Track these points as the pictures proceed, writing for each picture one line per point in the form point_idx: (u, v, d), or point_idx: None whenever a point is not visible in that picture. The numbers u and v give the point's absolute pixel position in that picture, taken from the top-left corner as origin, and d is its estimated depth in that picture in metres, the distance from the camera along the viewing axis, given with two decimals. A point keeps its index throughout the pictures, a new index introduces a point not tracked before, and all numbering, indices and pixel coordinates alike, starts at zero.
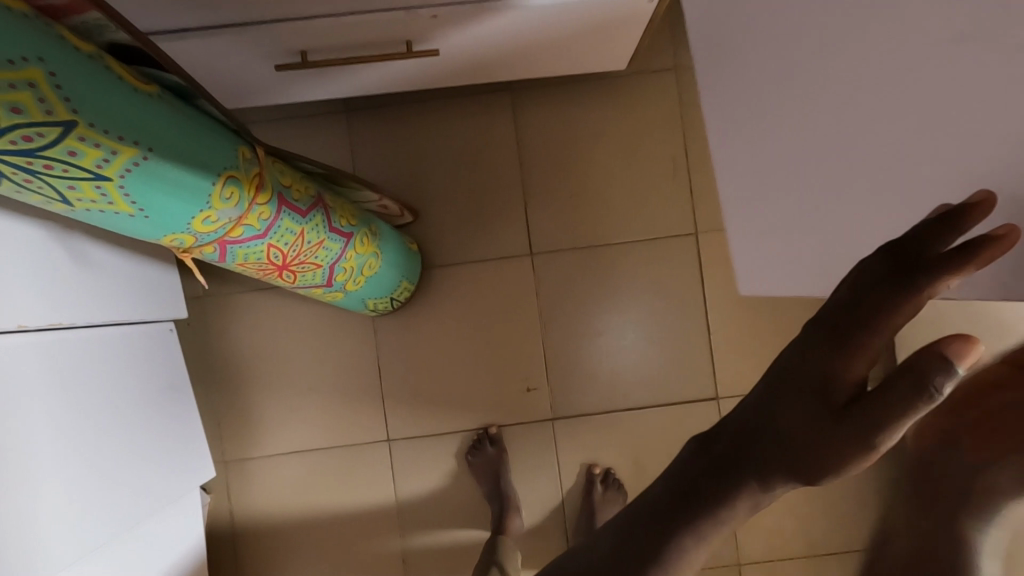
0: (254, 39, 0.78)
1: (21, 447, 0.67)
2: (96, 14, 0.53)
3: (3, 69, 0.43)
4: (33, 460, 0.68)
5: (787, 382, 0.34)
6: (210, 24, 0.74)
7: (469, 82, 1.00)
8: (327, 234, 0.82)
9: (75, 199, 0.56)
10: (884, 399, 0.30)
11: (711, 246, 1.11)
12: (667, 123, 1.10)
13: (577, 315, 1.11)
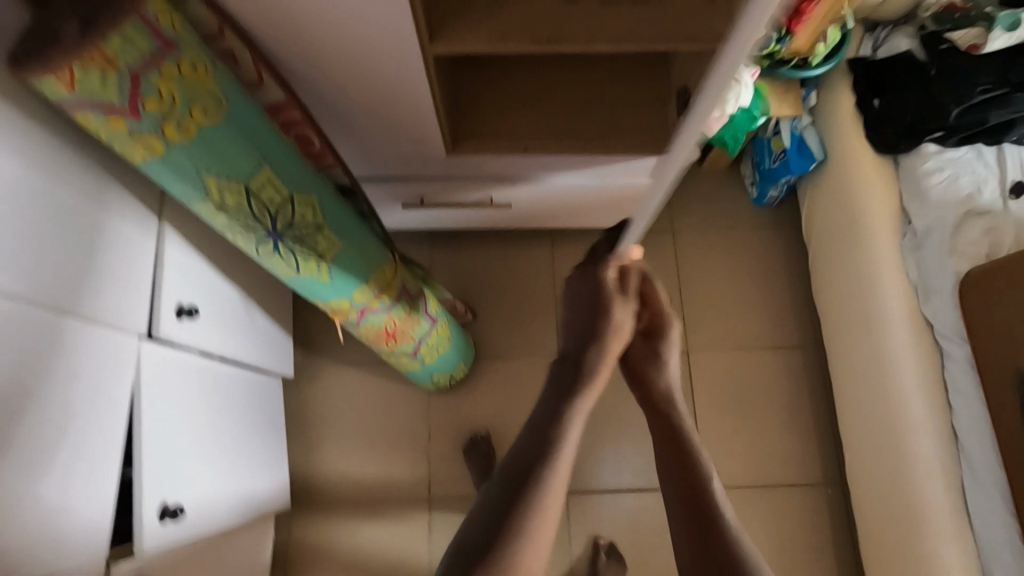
0: (395, 186, 1.18)
1: (198, 431, 0.93)
2: (340, 172, 0.94)
3: (300, 192, 0.82)
4: (201, 443, 0.94)
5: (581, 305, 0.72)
6: (365, 178, 1.16)
7: (524, 224, 1.40)
8: (423, 317, 1.14)
9: (303, 272, 0.89)
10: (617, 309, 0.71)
11: (700, 362, 1.41)
12: (665, 265, 1.47)
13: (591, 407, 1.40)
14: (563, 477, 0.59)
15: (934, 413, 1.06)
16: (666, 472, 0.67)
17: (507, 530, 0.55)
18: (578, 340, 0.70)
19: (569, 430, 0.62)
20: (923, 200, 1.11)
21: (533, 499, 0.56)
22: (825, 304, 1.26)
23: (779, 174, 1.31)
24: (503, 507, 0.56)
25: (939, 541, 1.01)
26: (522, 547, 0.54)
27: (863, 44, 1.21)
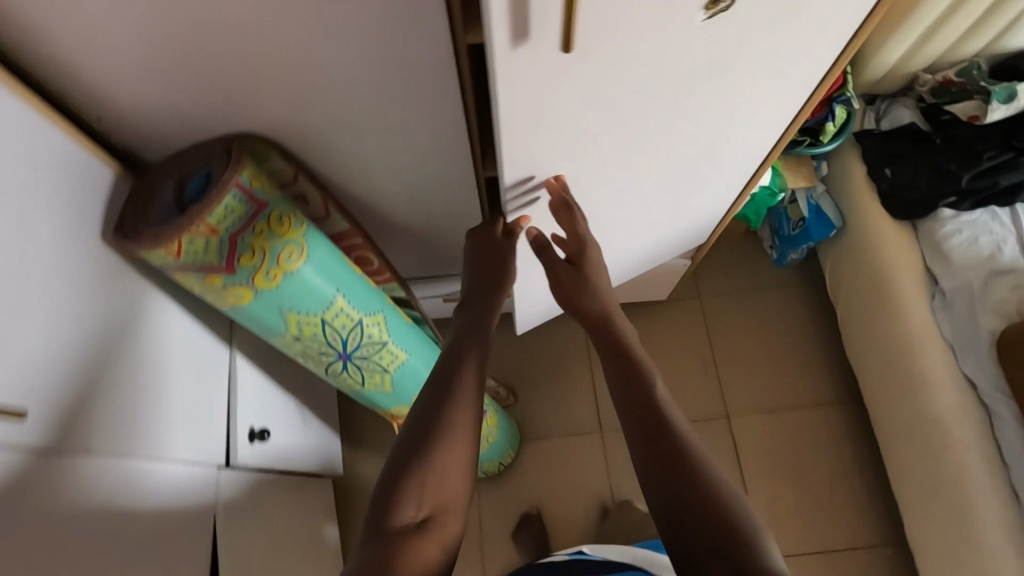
0: (437, 284, 1.19)
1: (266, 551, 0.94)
2: (394, 283, 0.97)
3: (370, 315, 0.85)
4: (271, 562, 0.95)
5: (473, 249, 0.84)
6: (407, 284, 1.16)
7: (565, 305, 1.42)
8: None
9: (367, 385, 0.92)
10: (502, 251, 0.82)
11: (741, 427, 1.41)
12: (698, 329, 1.48)
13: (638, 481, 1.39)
14: (472, 388, 0.65)
15: (987, 469, 1.08)
16: (621, 391, 0.66)
17: (432, 440, 0.61)
18: (476, 275, 0.80)
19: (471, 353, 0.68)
20: (947, 262, 1.16)
21: (446, 410, 0.63)
22: (864, 364, 1.28)
23: (799, 240, 1.36)
24: (423, 423, 0.62)
25: None
26: (446, 451, 0.61)
27: (866, 115, 1.29)
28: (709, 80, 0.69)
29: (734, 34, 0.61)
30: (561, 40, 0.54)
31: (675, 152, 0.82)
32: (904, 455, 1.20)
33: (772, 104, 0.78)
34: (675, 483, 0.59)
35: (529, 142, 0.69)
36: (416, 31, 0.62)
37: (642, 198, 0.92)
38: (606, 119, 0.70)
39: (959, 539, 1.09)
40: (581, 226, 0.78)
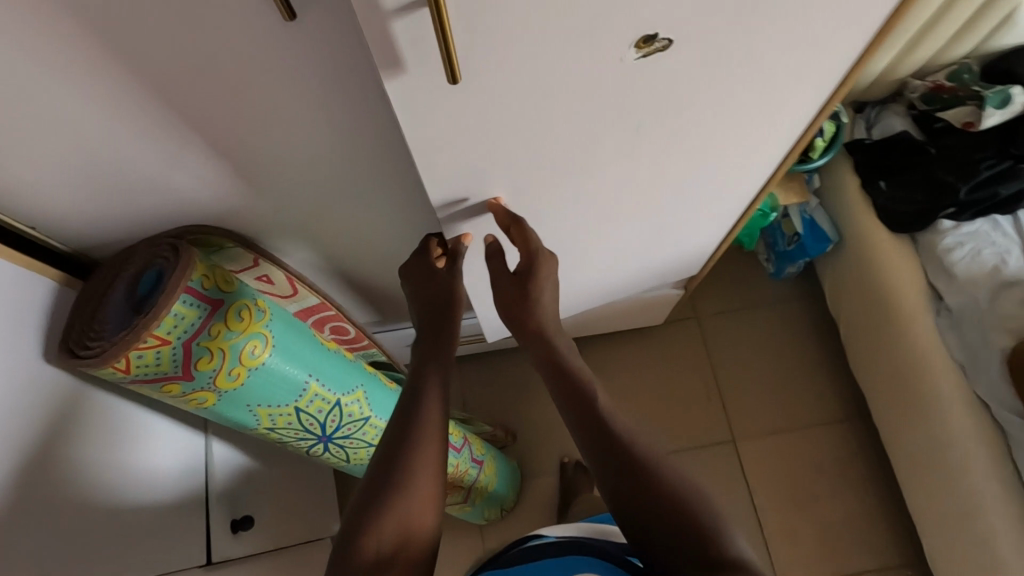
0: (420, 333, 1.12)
1: None
2: (373, 347, 0.92)
3: (349, 394, 0.79)
4: None
5: (414, 273, 0.79)
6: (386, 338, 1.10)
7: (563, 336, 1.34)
8: (470, 463, 1.14)
9: (353, 459, 0.88)
10: (452, 273, 0.77)
11: (747, 450, 1.36)
12: (697, 351, 1.43)
13: None
14: (436, 424, 0.66)
15: (1008, 481, 1.02)
16: (568, 410, 0.70)
17: (397, 480, 0.62)
18: (427, 300, 0.76)
19: (428, 394, 0.68)
20: (951, 278, 1.11)
21: (412, 451, 0.64)
22: (869, 377, 1.24)
23: (795, 255, 1.32)
24: (389, 463, 0.63)
25: None
26: (411, 490, 0.62)
27: (855, 124, 1.24)
28: (659, 119, 0.65)
29: (685, 74, 0.59)
30: (445, 72, 0.50)
31: (645, 189, 0.79)
32: (920, 468, 1.14)
33: (751, 144, 0.74)
34: (649, 509, 0.63)
35: (460, 170, 0.66)
36: (361, 97, 0.58)
37: (613, 232, 0.89)
38: (541, 151, 0.66)
39: (980, 562, 1.04)
40: (533, 242, 0.74)
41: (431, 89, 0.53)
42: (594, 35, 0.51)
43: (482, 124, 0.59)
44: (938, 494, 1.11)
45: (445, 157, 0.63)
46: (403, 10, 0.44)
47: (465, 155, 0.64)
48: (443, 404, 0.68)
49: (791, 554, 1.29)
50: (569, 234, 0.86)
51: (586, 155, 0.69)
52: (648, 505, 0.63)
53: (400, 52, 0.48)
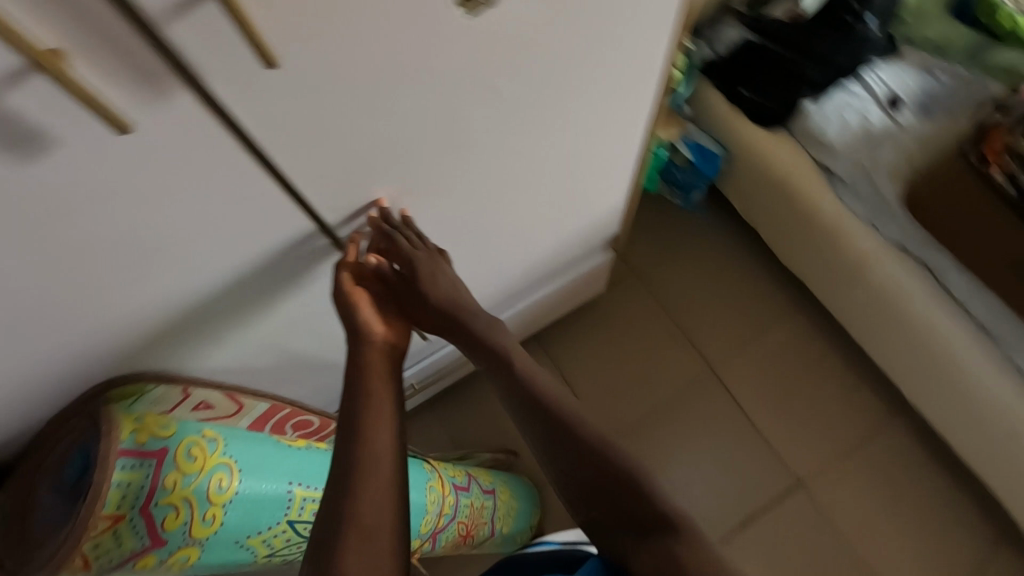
0: None
1: None
2: None
3: None
4: None
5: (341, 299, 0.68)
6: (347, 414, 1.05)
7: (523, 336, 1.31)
8: (484, 496, 1.09)
9: None
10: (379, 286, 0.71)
11: (725, 371, 1.41)
12: (646, 301, 1.47)
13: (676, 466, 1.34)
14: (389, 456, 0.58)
15: (940, 305, 1.11)
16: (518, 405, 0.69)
17: (346, 538, 0.53)
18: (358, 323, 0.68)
19: (371, 398, 0.62)
20: (834, 149, 1.18)
21: (359, 495, 0.56)
22: (790, 238, 1.30)
23: (695, 182, 1.38)
24: (339, 479, 0.57)
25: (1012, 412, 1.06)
26: (366, 539, 0.54)
27: (700, 47, 1.31)
28: (542, 98, 0.62)
29: (545, 58, 0.57)
30: (258, 56, 0.41)
31: (535, 177, 0.76)
32: (863, 304, 1.22)
33: (625, 108, 0.73)
34: (605, 501, 0.63)
35: (355, 203, 0.63)
36: (220, 187, 0.51)
37: (528, 224, 0.87)
38: (439, 166, 0.64)
39: (954, 381, 1.12)
40: (407, 250, 0.67)
41: (284, 123, 0.48)
42: (432, 48, 0.49)
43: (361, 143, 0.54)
44: (896, 335, 1.19)
45: (340, 194, 0.60)
46: (180, 10, 0.37)
47: (359, 190, 0.61)
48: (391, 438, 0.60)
49: (796, 446, 1.35)
50: (477, 242, 0.83)
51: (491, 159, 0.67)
52: (605, 497, 0.63)
53: (223, 79, 0.42)
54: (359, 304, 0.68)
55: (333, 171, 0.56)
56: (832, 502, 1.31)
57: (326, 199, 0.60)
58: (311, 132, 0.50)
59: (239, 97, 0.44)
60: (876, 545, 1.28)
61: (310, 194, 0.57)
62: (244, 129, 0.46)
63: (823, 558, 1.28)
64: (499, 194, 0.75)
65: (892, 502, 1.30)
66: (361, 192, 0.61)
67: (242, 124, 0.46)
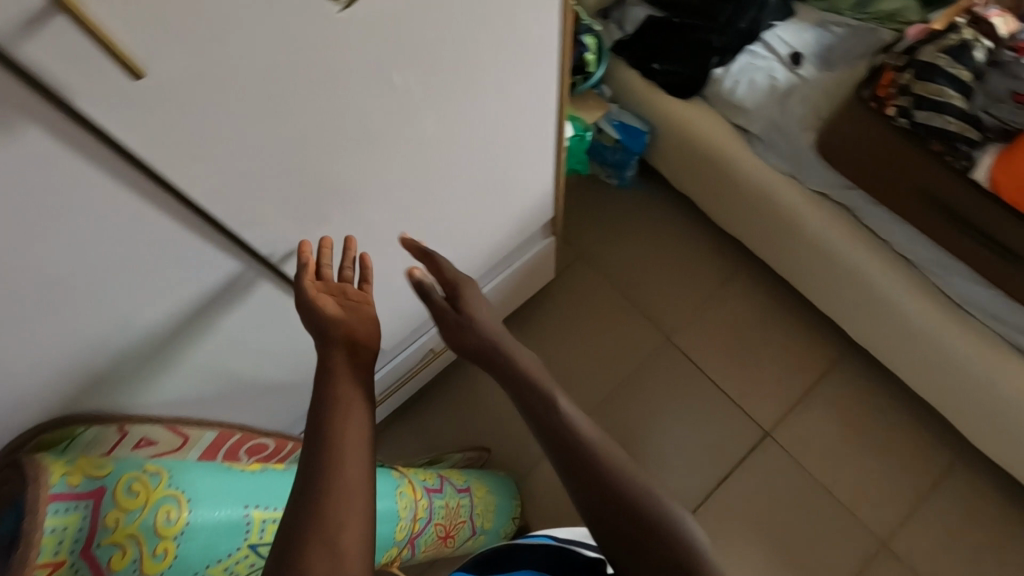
0: None
1: None
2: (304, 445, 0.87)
3: None
4: None
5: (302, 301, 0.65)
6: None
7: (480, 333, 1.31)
8: (459, 495, 1.09)
9: None
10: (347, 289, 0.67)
11: (681, 337, 1.45)
12: (597, 281, 1.50)
13: (647, 437, 1.37)
14: (361, 444, 0.55)
15: (867, 244, 1.17)
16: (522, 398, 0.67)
17: (306, 542, 0.49)
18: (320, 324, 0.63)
19: (341, 389, 0.58)
20: (745, 109, 1.23)
21: (323, 494, 0.51)
22: (730, 201, 1.33)
23: (625, 160, 1.43)
24: (306, 476, 0.52)
25: (945, 333, 1.12)
26: (328, 538, 0.50)
27: (610, 30, 1.35)
28: (438, 84, 0.63)
29: (432, 44, 0.58)
30: (122, 68, 0.41)
31: (456, 168, 0.77)
32: (802, 249, 1.26)
33: (529, 88, 0.75)
34: (621, 537, 0.61)
35: (273, 215, 0.62)
36: (117, 211, 0.50)
37: (459, 217, 0.88)
38: (350, 166, 0.64)
39: (888, 313, 1.18)
40: (450, 274, 0.73)
41: (170, 136, 0.48)
42: (312, 43, 0.49)
43: (258, 152, 0.54)
44: (831, 278, 1.24)
45: (253, 208, 0.60)
46: (30, 30, 0.37)
47: (273, 202, 0.61)
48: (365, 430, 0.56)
49: (758, 398, 1.39)
50: (411, 241, 0.84)
51: (404, 153, 0.68)
52: (622, 533, 0.61)
53: (91, 96, 0.42)
54: (317, 306, 0.63)
55: (238, 183, 0.56)
56: (798, 446, 1.35)
57: (240, 216, 0.59)
58: (203, 144, 0.50)
59: (112, 114, 0.43)
60: (845, 481, 1.33)
61: (219, 210, 0.57)
62: (128, 147, 0.46)
63: (798, 503, 1.32)
64: (422, 190, 0.76)
65: (854, 437, 1.36)
66: (274, 204, 0.61)
67: (126, 142, 0.46)
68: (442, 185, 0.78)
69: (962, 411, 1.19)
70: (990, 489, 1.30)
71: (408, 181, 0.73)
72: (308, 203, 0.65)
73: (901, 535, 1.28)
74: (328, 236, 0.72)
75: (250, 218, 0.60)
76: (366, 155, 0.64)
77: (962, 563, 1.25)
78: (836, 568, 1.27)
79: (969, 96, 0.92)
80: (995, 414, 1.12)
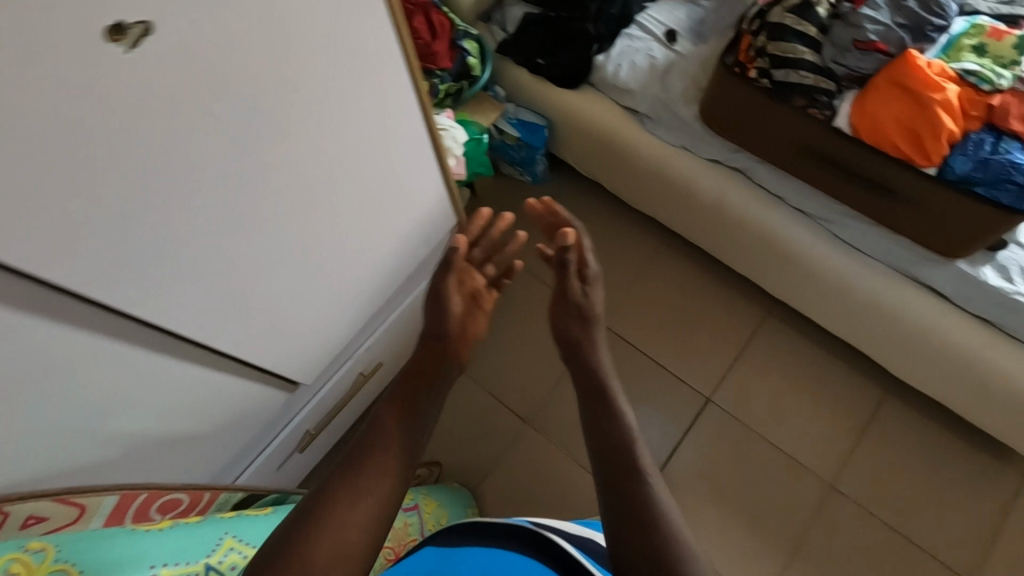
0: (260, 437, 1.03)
1: None
2: (224, 493, 0.85)
3: (215, 551, 0.71)
4: None
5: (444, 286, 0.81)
6: (252, 476, 1.07)
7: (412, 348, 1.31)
8: (405, 514, 1.08)
9: None
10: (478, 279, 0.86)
11: (614, 319, 1.47)
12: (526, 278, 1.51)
13: None
14: (402, 436, 0.62)
15: (765, 203, 1.21)
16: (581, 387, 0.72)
17: (328, 515, 0.55)
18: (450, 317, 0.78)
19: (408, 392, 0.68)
20: (629, 90, 1.26)
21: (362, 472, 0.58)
22: (647, 186, 1.35)
23: (531, 156, 1.45)
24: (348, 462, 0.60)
25: (849, 275, 1.17)
26: (344, 517, 0.55)
27: (493, 31, 1.37)
28: (262, 104, 0.65)
29: (245, 68, 0.60)
30: None
31: (326, 183, 0.79)
32: (710, 218, 1.29)
33: (373, 96, 0.78)
34: (635, 535, 0.58)
35: (122, 263, 0.61)
36: None
37: (345, 237, 0.88)
38: (194, 199, 0.64)
39: (796, 265, 1.23)
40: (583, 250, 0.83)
41: None
42: (105, 85, 0.50)
43: (78, 199, 0.54)
44: (742, 239, 1.28)
45: (91, 258, 0.58)
46: None
47: (116, 247, 0.60)
48: (408, 430, 0.63)
49: (695, 366, 1.43)
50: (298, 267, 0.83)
51: (252, 178, 0.69)
52: (636, 530, 0.59)
53: None
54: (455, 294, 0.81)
55: (65, 234, 0.55)
56: (738, 405, 1.39)
57: (78, 267, 0.58)
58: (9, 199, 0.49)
59: None
60: (788, 431, 1.37)
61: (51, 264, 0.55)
62: None
63: (747, 459, 1.35)
64: (288, 214, 0.76)
65: (790, 388, 1.40)
66: (118, 249, 0.60)
67: None
68: (311, 206, 0.79)
69: (879, 345, 1.24)
70: (922, 418, 1.35)
71: (267, 206, 0.73)
72: (158, 245, 0.64)
73: (847, 474, 1.33)
74: (198, 275, 0.70)
75: (92, 269, 0.59)
76: (208, 186, 0.65)
77: (908, 490, 1.30)
78: (792, 516, 1.30)
79: (818, 50, 0.97)
80: (906, 343, 1.18)
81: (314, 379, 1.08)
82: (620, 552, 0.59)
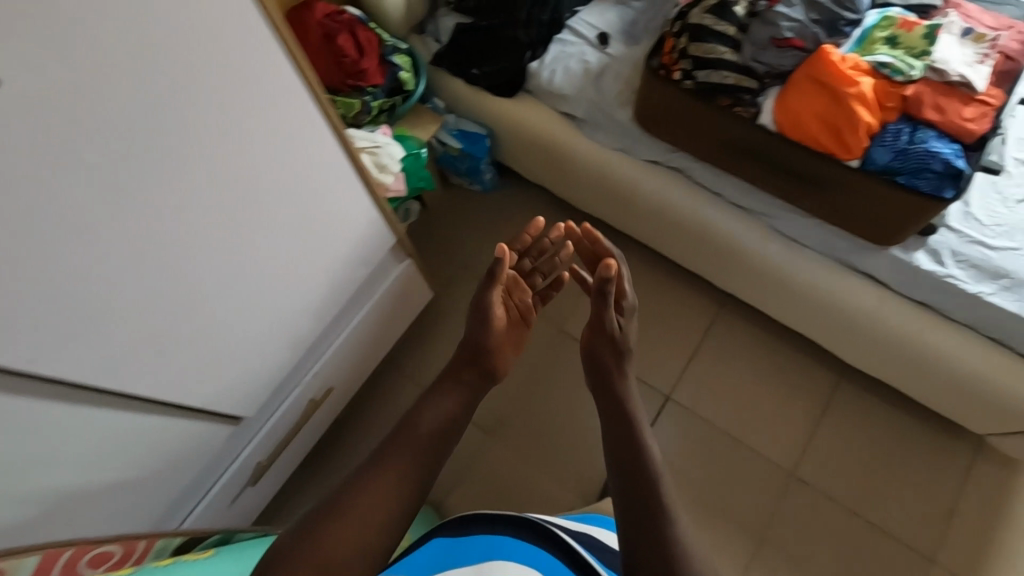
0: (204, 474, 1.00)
1: None
2: (161, 539, 0.83)
3: None
4: None
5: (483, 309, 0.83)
6: (202, 513, 1.04)
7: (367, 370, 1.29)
8: None
9: None
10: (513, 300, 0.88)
11: (572, 324, 1.46)
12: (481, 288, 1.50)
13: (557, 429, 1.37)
14: (412, 459, 0.69)
15: (707, 201, 1.22)
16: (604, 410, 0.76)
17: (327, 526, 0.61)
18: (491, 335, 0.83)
19: (425, 416, 0.74)
20: (565, 96, 1.26)
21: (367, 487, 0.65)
22: (594, 192, 1.35)
23: (476, 166, 1.44)
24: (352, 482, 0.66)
25: (792, 268, 1.18)
26: (333, 529, 0.61)
27: (427, 44, 1.36)
28: (144, 141, 0.62)
29: (125, 104, 0.59)
30: None
31: (236, 214, 0.77)
32: (656, 218, 1.30)
33: (277, 124, 0.76)
34: (646, 545, 0.62)
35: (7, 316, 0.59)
36: None
37: (267, 267, 0.86)
38: (81, 246, 0.62)
39: (742, 260, 1.23)
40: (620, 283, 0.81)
41: None
42: None
43: None
44: (688, 238, 1.28)
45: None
46: None
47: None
48: (418, 454, 0.70)
49: (654, 366, 1.43)
50: (216, 302, 0.82)
51: (147, 217, 0.67)
52: (647, 541, 0.63)
53: None
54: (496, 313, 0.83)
55: None
56: (699, 401, 1.40)
57: None
58: None
59: None
60: (749, 423, 1.38)
61: None
62: None
63: (710, 454, 1.36)
64: (192, 250, 0.75)
65: (748, 381, 1.41)
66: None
67: None
68: (218, 239, 0.77)
69: (828, 333, 1.26)
70: (878, 402, 1.37)
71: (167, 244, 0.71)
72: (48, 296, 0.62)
73: (808, 461, 1.34)
74: (101, 321, 0.69)
75: None
76: (96, 231, 0.63)
77: (868, 473, 1.32)
78: (756, 508, 1.31)
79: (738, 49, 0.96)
80: (852, 330, 1.19)
81: (259, 411, 1.06)
82: (631, 560, 0.63)
